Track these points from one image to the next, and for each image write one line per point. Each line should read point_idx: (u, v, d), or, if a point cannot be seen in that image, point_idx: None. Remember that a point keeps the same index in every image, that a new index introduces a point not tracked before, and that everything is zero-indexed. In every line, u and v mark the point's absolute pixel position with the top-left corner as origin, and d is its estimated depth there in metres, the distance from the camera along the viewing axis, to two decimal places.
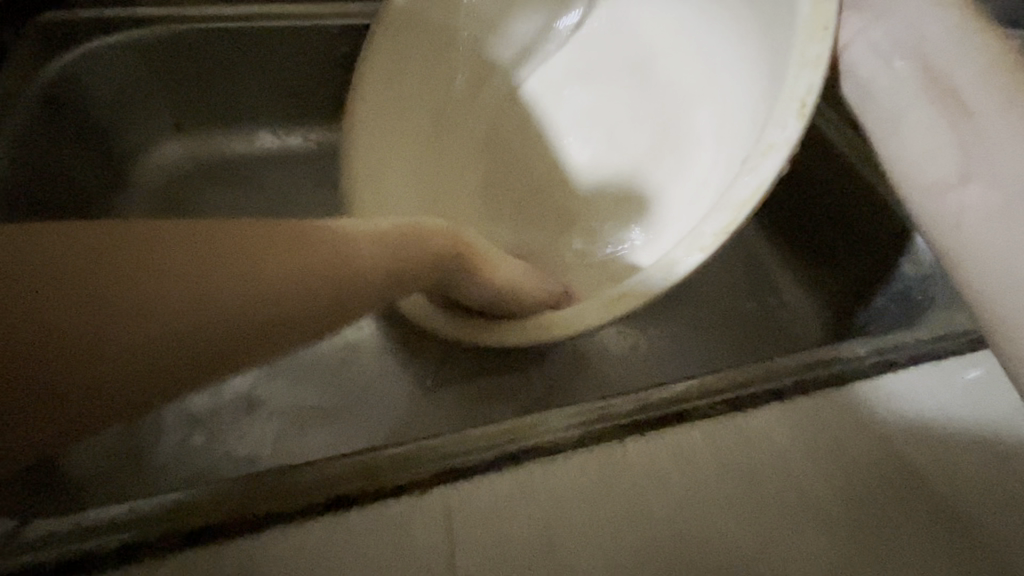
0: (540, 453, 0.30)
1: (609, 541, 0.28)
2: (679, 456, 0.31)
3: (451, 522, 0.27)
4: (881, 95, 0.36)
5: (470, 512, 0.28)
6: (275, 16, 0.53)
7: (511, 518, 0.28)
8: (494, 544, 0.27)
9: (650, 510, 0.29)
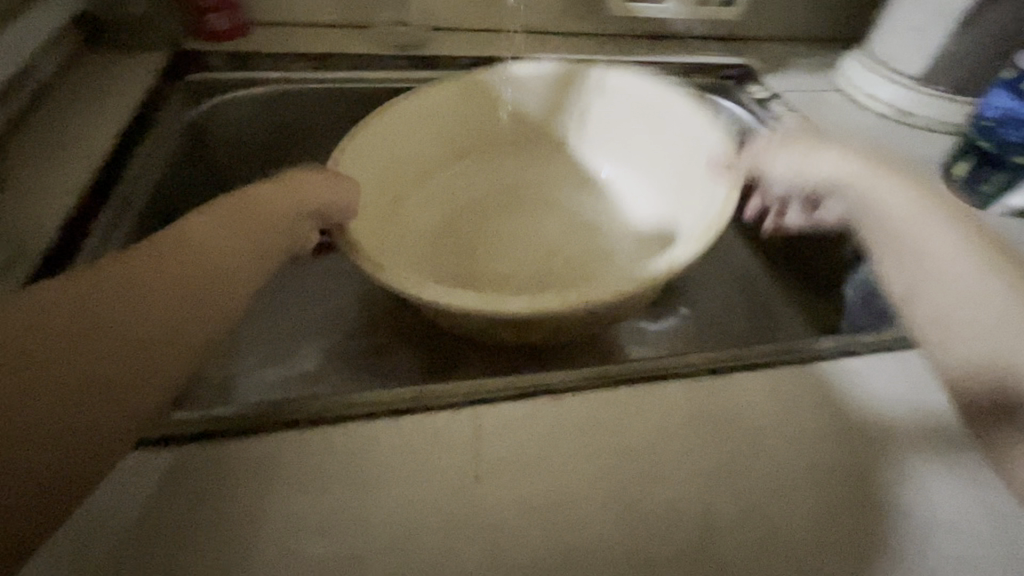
0: (569, 389, 0.38)
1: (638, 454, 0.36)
2: (685, 401, 0.39)
3: (509, 429, 0.36)
4: None
5: (524, 422, 0.37)
6: (350, 80, 0.69)
7: (557, 432, 0.36)
8: (546, 448, 0.36)
9: (671, 434, 0.37)
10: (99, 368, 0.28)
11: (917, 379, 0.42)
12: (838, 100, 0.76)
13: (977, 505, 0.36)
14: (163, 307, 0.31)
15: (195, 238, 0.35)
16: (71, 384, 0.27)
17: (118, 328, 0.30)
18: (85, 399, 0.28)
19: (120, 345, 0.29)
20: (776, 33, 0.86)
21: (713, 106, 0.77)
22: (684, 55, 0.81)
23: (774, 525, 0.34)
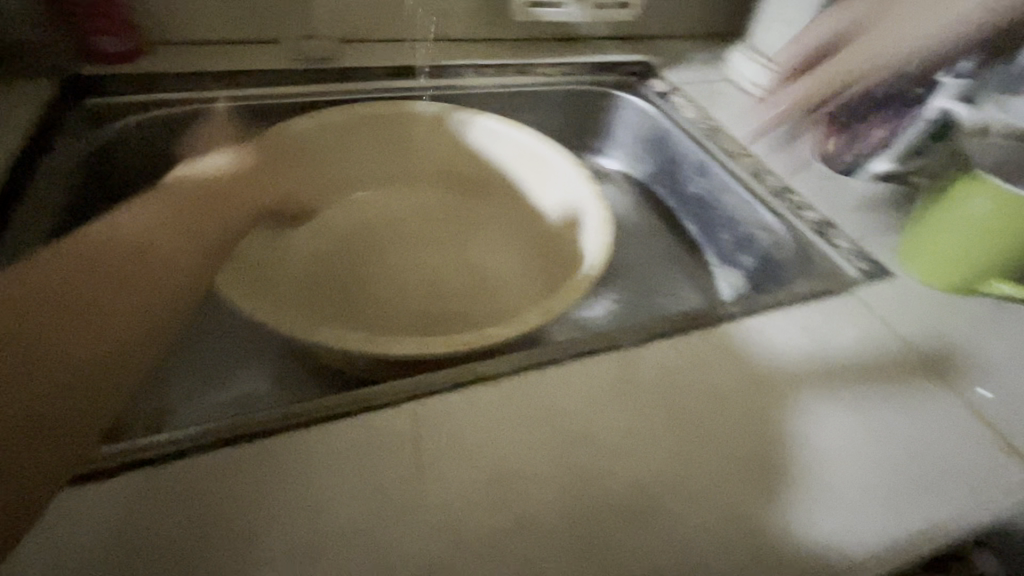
0: (511, 375, 0.41)
1: (581, 430, 0.39)
2: (619, 376, 0.42)
3: (458, 421, 0.38)
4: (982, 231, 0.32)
5: (473, 412, 0.38)
6: (261, 95, 0.68)
7: (504, 418, 0.38)
8: (495, 433, 0.38)
9: (610, 407, 0.40)
10: (65, 343, 0.30)
11: (814, 331, 0.47)
12: (734, 90, 0.83)
13: (878, 435, 0.42)
14: (129, 301, 0.34)
15: (133, 225, 0.39)
16: (69, 378, 0.29)
17: (95, 311, 0.32)
18: (70, 384, 0.29)
19: (89, 335, 0.31)
20: (671, 31, 0.93)
21: (621, 102, 0.82)
22: (589, 54, 0.86)
23: (695, 469, 0.38)
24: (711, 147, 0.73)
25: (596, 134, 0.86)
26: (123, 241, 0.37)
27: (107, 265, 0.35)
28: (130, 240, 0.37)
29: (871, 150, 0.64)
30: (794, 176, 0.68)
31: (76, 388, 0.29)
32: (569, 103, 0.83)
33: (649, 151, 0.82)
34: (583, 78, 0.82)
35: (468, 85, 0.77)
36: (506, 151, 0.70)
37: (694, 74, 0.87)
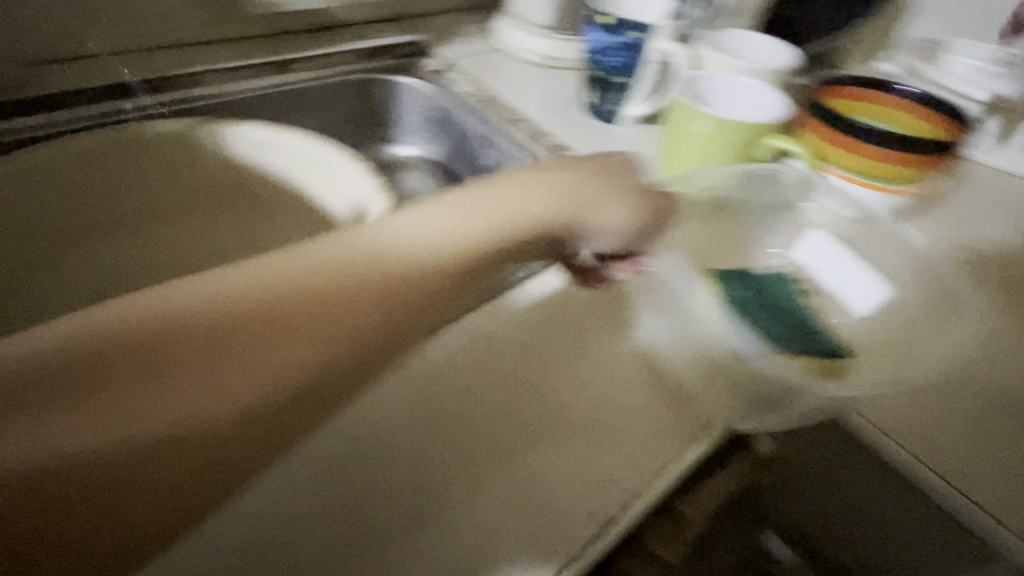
0: None
1: (368, 447, 0.41)
2: (402, 382, 0.44)
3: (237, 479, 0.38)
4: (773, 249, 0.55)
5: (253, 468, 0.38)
6: None
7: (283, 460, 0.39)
8: (281, 477, 0.39)
9: (397, 416, 0.42)
10: (84, 480, 0.24)
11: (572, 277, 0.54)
12: (504, 56, 0.85)
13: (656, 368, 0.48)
14: (155, 381, 0.26)
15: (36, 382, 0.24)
16: (141, 446, 0.25)
17: (122, 408, 0.25)
18: (139, 466, 0.25)
19: (81, 452, 0.24)
20: (442, 7, 0.92)
21: (396, 87, 0.80)
22: (355, 40, 0.81)
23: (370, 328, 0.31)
24: (494, 116, 0.73)
25: (384, 123, 0.82)
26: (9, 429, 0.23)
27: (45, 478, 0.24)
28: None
29: (624, 95, 0.69)
30: (569, 133, 0.71)
31: (144, 472, 0.25)
32: (345, 95, 0.78)
33: (435, 133, 0.80)
34: (349, 65, 0.78)
35: (218, 96, 0.69)
36: (276, 157, 0.62)
37: (466, 45, 0.87)
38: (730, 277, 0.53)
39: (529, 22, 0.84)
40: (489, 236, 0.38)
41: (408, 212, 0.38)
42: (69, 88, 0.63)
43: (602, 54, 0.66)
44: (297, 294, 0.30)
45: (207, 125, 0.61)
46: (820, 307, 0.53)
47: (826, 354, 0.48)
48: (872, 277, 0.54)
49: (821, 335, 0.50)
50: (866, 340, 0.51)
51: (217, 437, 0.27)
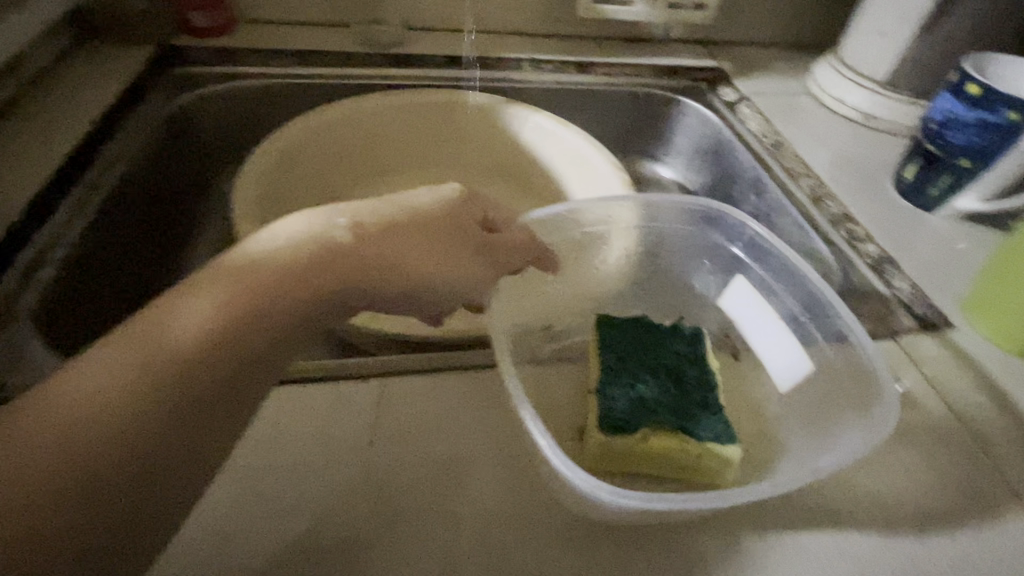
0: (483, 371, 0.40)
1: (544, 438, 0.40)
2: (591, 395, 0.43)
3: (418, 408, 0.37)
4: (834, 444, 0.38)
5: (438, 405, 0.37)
6: (327, 74, 0.72)
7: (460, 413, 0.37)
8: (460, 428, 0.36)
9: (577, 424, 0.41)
10: (150, 410, 0.25)
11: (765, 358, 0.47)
12: (809, 102, 0.77)
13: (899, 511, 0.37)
14: (192, 324, 0.27)
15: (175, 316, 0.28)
16: (183, 386, 0.26)
17: (169, 348, 0.26)
18: (190, 400, 0.26)
19: (135, 384, 0.25)
20: (752, 39, 0.87)
21: (681, 108, 0.79)
22: (657, 56, 0.83)
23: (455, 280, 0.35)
24: (776, 161, 0.67)
25: (652, 142, 0.83)
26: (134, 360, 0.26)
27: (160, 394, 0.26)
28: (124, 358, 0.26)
29: (959, 183, 0.57)
30: (861, 204, 0.61)
31: (193, 413, 0.26)
32: (628, 105, 0.80)
33: (700, 164, 0.78)
34: (645, 77, 0.79)
35: (525, 80, 0.77)
36: (551, 149, 0.69)
37: (769, 82, 0.81)
38: (631, 324, 0.44)
39: (855, 72, 0.74)
40: (398, 241, 0.34)
41: (354, 218, 0.33)
42: (422, 49, 0.77)
43: (949, 130, 0.55)
44: (376, 230, 0.34)
45: (508, 105, 0.69)
46: (743, 381, 0.46)
47: (700, 440, 0.36)
48: (851, 405, 0.40)
49: (697, 420, 0.38)
50: (803, 442, 0.40)
51: (255, 371, 0.28)
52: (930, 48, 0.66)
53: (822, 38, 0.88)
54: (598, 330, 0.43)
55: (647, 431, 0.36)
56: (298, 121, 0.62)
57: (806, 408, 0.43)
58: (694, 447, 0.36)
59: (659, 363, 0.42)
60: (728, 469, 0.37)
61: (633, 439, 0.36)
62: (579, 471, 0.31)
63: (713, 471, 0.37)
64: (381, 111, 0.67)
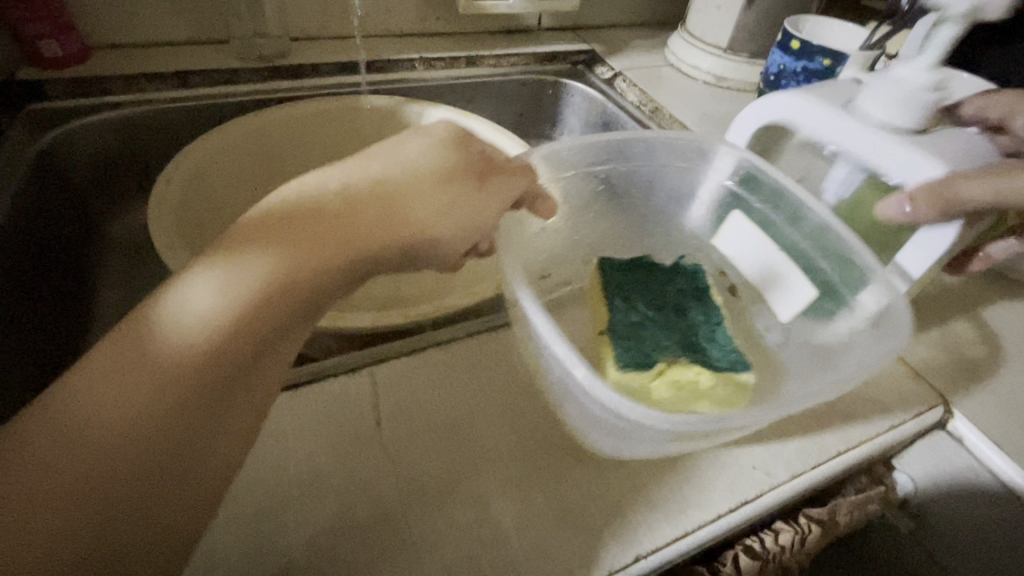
0: (461, 340, 0.42)
1: None
2: None
3: (412, 387, 0.39)
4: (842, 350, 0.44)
5: (428, 379, 0.40)
6: (214, 95, 0.69)
7: (451, 381, 0.40)
8: (454, 394, 0.39)
9: None
10: (66, 490, 0.23)
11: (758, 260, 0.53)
12: (671, 73, 0.88)
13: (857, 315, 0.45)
14: (101, 387, 0.25)
15: (189, 306, 0.28)
16: (154, 411, 0.25)
17: (179, 350, 0.27)
18: (202, 404, 0.27)
19: (47, 463, 0.24)
20: (614, 21, 0.97)
21: (567, 89, 0.86)
22: (537, 44, 0.89)
23: (468, 221, 0.37)
24: (658, 125, 0.77)
25: (546, 123, 0.89)
26: (158, 353, 0.26)
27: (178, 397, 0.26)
28: (142, 355, 0.26)
29: None
30: None
31: (168, 436, 0.26)
32: (519, 92, 0.86)
33: (592, 138, 0.86)
34: (529, 65, 0.86)
35: (420, 80, 0.80)
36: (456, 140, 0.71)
37: (635, 58, 0.91)
38: (635, 270, 0.49)
39: (703, 42, 0.86)
40: (413, 192, 0.36)
41: (348, 178, 0.35)
42: (311, 59, 0.76)
43: (783, 79, 0.67)
44: (373, 183, 0.35)
45: (409, 104, 0.70)
46: (742, 316, 0.52)
47: (723, 372, 0.41)
48: (844, 322, 0.45)
49: (709, 351, 0.43)
50: (807, 366, 0.46)
51: (257, 356, 0.29)
52: (756, 17, 0.80)
53: (670, 16, 1.01)
54: (606, 279, 0.48)
55: (663, 366, 0.41)
56: (196, 146, 0.59)
57: (801, 332, 0.48)
58: (709, 380, 0.41)
59: (663, 304, 0.47)
60: (745, 394, 0.42)
61: (649, 376, 0.41)
62: (641, 410, 0.31)
63: (727, 399, 0.42)
64: (281, 123, 0.66)
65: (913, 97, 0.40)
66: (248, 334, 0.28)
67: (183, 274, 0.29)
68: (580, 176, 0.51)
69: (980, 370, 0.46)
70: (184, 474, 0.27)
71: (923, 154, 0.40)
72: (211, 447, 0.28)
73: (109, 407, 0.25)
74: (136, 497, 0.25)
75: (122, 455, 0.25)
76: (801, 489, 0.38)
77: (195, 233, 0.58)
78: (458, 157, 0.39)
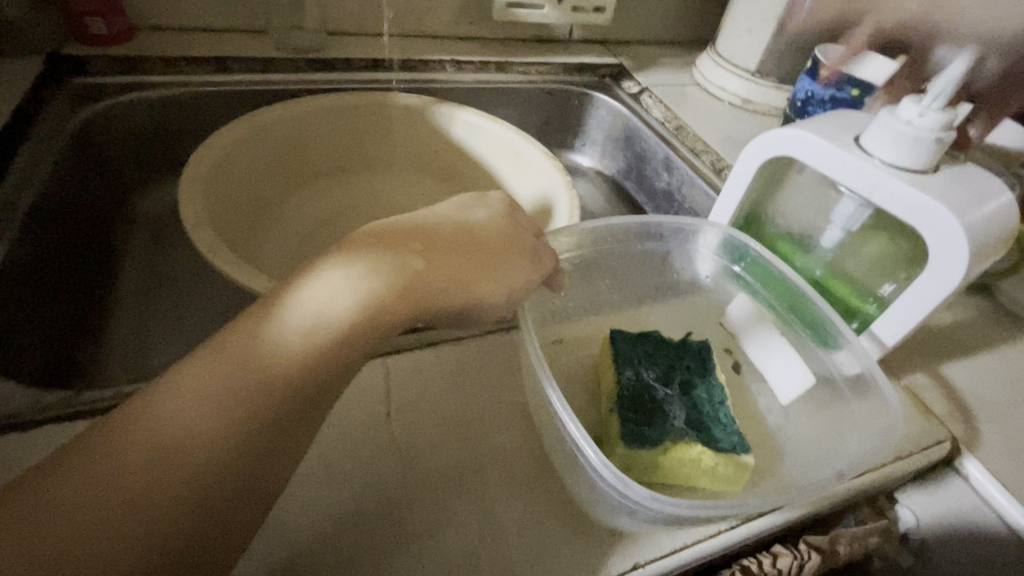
0: (472, 339, 0.43)
1: None
2: None
3: (423, 382, 0.40)
4: (848, 442, 0.39)
5: (438, 374, 0.40)
6: (246, 80, 0.70)
7: (461, 379, 0.40)
8: (465, 393, 0.40)
9: None
10: (153, 482, 0.25)
11: (754, 326, 0.46)
12: (698, 93, 0.89)
13: (850, 406, 0.41)
14: (197, 390, 0.27)
15: (284, 326, 0.30)
16: (227, 415, 0.27)
17: (265, 363, 0.29)
18: (266, 420, 0.28)
19: (139, 455, 0.25)
20: (644, 38, 0.98)
21: (593, 101, 0.86)
22: (565, 55, 0.90)
23: (517, 243, 0.37)
24: (681, 142, 0.77)
25: (570, 133, 0.90)
26: (246, 366, 0.28)
27: (249, 408, 0.28)
28: (232, 365, 0.28)
29: None
30: None
31: (231, 445, 0.27)
32: (545, 101, 0.87)
33: (614, 151, 0.87)
34: (557, 73, 0.87)
35: (449, 81, 0.81)
36: (484, 145, 0.72)
37: (663, 75, 0.92)
38: (639, 337, 0.41)
39: (732, 64, 0.87)
40: (466, 232, 0.37)
41: (400, 219, 0.37)
42: (343, 55, 0.77)
43: (810, 106, 0.67)
44: (438, 219, 0.37)
45: (438, 106, 0.71)
46: (742, 393, 0.44)
47: (730, 452, 0.35)
48: (852, 409, 0.41)
49: (712, 429, 0.36)
50: (809, 455, 0.40)
51: (325, 387, 0.30)
52: (786, 43, 0.80)
53: (700, 36, 1.02)
54: (612, 344, 0.40)
55: (670, 443, 0.34)
56: (231, 128, 0.60)
57: (808, 416, 0.43)
58: (712, 459, 0.34)
59: (675, 376, 0.39)
60: (744, 476, 0.35)
61: (655, 453, 0.34)
62: (635, 489, 0.30)
63: (729, 480, 0.35)
64: (310, 115, 0.67)
65: (920, 139, 0.37)
66: (324, 356, 0.29)
67: (280, 294, 0.32)
68: (600, 252, 0.46)
69: (986, 409, 0.46)
70: (235, 488, 0.27)
71: (930, 199, 0.36)
72: (264, 468, 0.28)
73: (194, 406, 0.27)
74: (186, 498, 0.25)
75: (189, 454, 0.26)
76: (790, 521, 0.38)
77: (222, 214, 0.60)
78: (514, 218, 0.39)
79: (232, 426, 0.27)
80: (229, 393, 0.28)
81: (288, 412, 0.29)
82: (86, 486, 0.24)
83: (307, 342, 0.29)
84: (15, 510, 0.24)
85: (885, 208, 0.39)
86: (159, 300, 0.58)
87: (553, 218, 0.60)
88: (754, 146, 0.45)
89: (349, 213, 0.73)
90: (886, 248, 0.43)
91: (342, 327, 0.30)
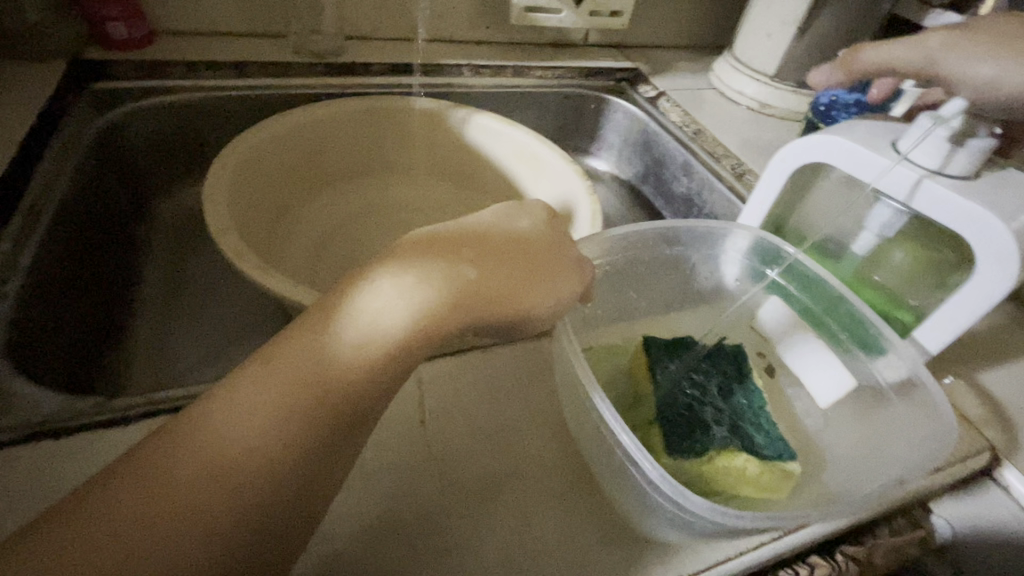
0: (503, 346, 0.42)
1: None
2: None
3: (456, 390, 0.39)
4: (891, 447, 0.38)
5: (470, 381, 0.40)
6: (266, 85, 0.70)
7: (494, 388, 0.40)
8: (497, 402, 0.39)
9: None
10: (208, 492, 0.25)
11: (793, 333, 0.47)
12: (715, 98, 0.88)
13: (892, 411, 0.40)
14: (246, 402, 0.27)
15: (331, 338, 0.29)
16: (274, 426, 0.27)
17: (311, 375, 0.28)
18: (312, 432, 0.27)
19: (192, 465, 0.25)
20: (659, 43, 0.98)
21: (610, 105, 0.86)
22: (582, 60, 0.90)
23: (554, 248, 0.37)
24: (700, 147, 0.77)
25: (586, 138, 0.90)
26: (293, 376, 0.28)
27: (296, 420, 0.27)
28: (281, 375, 0.28)
29: None
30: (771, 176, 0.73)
31: (278, 455, 0.26)
32: (562, 106, 0.86)
33: (631, 155, 0.87)
34: (574, 77, 0.87)
35: (467, 86, 0.81)
36: (504, 150, 0.71)
37: (679, 80, 0.91)
38: (674, 343, 0.41)
39: (750, 68, 0.86)
40: (502, 238, 0.36)
41: (437, 223, 0.36)
42: (362, 59, 0.77)
43: (834, 111, 0.66)
44: (473, 225, 0.37)
45: (457, 110, 0.70)
46: (777, 398, 0.44)
47: (773, 461, 0.35)
48: (893, 415, 0.40)
49: (755, 438, 0.35)
50: (850, 461, 0.39)
51: (369, 400, 0.29)
52: (806, 48, 0.80)
53: (715, 41, 1.01)
54: (647, 351, 0.40)
55: (714, 452, 0.34)
56: (253, 133, 0.60)
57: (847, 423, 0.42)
58: (757, 468, 0.34)
59: (712, 383, 0.39)
60: (787, 484, 0.35)
61: (699, 463, 0.33)
62: (692, 500, 0.30)
63: (775, 490, 0.35)
64: (330, 120, 0.67)
65: (964, 145, 0.36)
66: (370, 370, 0.29)
67: (328, 303, 0.31)
68: (629, 259, 0.46)
69: (1021, 418, 0.46)
70: (281, 500, 0.26)
71: (976, 206, 0.36)
72: (309, 480, 0.27)
73: (243, 416, 0.27)
74: (235, 509, 0.25)
75: (238, 464, 0.26)
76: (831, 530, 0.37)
77: (244, 220, 0.59)
78: (553, 225, 0.39)
79: (280, 437, 0.27)
80: (278, 404, 0.27)
81: (333, 424, 0.28)
82: (136, 495, 0.24)
83: (352, 355, 0.29)
84: (70, 520, 0.23)
85: (928, 214, 0.38)
86: (182, 305, 0.58)
87: (574, 224, 0.59)
88: (787, 153, 0.45)
89: (368, 218, 0.73)
90: (926, 254, 0.42)
91: (388, 340, 0.30)
